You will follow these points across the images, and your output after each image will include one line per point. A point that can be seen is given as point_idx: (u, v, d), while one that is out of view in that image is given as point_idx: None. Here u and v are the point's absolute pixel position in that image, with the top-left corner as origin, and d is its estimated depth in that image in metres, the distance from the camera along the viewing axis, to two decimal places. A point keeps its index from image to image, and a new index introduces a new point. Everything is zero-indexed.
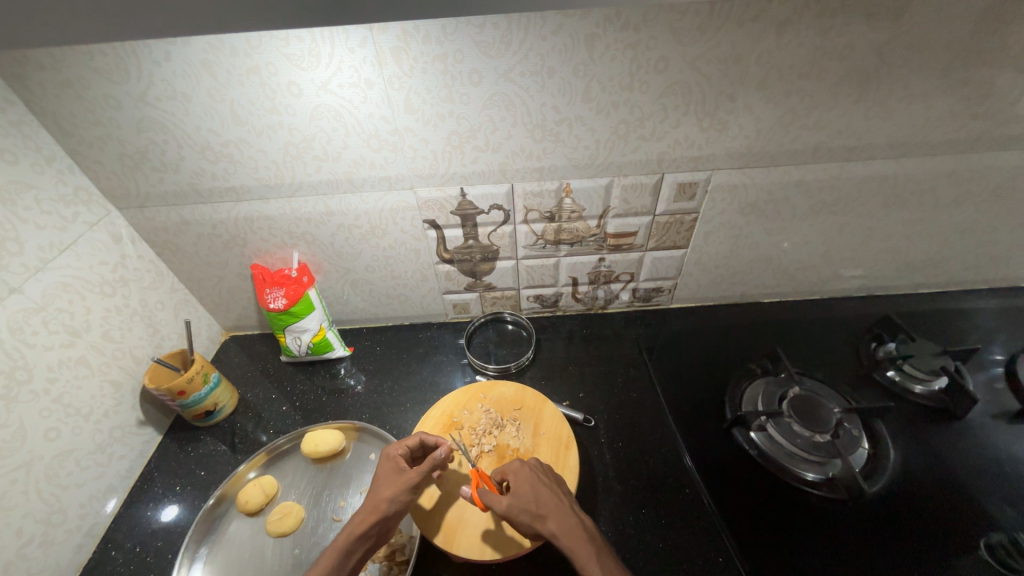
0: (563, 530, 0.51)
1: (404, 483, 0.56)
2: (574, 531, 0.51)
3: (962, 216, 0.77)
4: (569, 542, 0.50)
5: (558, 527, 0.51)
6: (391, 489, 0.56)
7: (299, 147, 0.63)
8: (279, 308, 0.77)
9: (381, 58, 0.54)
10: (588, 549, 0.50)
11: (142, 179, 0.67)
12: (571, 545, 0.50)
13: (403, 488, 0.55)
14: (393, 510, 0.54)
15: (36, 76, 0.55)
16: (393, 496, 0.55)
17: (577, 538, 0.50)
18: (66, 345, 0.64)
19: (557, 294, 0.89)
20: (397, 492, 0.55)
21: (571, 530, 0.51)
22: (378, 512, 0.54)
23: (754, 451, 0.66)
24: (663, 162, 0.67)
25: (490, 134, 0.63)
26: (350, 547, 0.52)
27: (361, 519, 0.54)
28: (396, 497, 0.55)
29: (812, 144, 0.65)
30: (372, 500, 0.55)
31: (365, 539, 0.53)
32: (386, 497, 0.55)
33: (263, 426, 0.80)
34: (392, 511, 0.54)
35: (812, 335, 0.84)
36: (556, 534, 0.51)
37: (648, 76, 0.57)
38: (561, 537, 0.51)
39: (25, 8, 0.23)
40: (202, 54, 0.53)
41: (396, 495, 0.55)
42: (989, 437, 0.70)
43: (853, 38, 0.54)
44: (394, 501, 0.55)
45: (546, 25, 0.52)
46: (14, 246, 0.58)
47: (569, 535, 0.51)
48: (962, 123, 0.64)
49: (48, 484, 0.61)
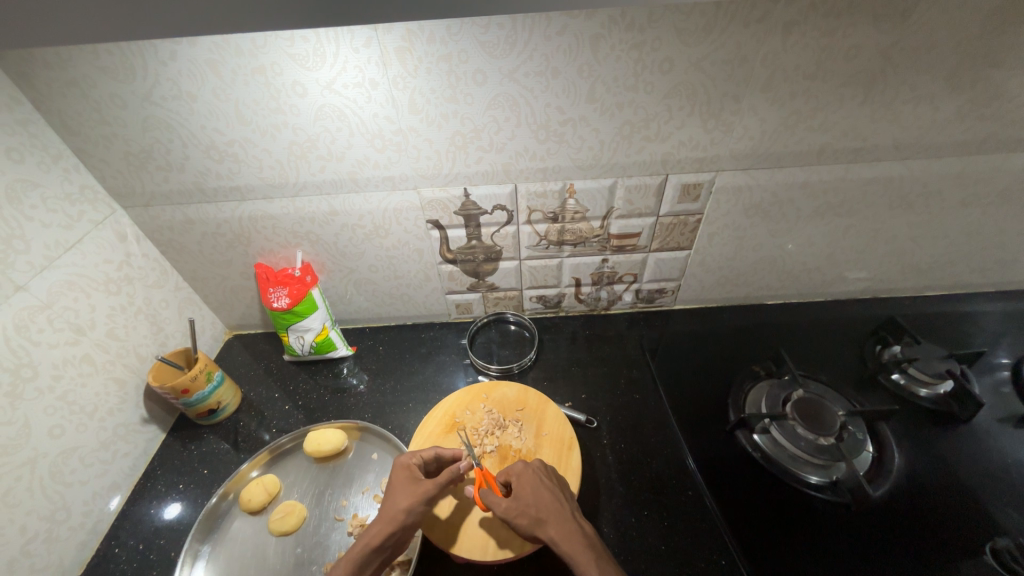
0: (561, 535, 0.51)
1: (421, 494, 0.56)
2: (572, 536, 0.51)
3: (969, 218, 0.76)
4: (566, 547, 0.50)
5: (555, 532, 0.51)
6: (407, 500, 0.55)
7: (303, 147, 0.63)
8: (282, 307, 0.78)
9: (386, 58, 0.54)
10: (585, 554, 0.49)
11: (147, 178, 0.67)
12: (568, 551, 0.50)
13: (420, 499, 0.55)
14: (410, 520, 0.54)
15: (42, 74, 0.56)
16: (409, 509, 0.55)
17: (576, 544, 0.50)
18: (71, 342, 0.64)
19: (559, 294, 0.88)
20: (414, 503, 0.55)
21: (569, 536, 0.51)
22: (395, 522, 0.54)
23: (757, 454, 0.66)
24: (667, 163, 0.67)
25: (494, 134, 0.62)
26: (363, 557, 0.52)
27: (376, 530, 0.54)
28: (413, 508, 0.55)
29: (818, 145, 0.65)
30: (388, 511, 0.55)
31: (380, 551, 0.53)
32: (403, 508, 0.55)
33: (266, 424, 0.80)
34: (409, 522, 0.54)
35: (817, 338, 0.84)
36: (554, 539, 0.51)
37: (653, 76, 0.57)
38: (558, 542, 0.50)
39: (38, 7, 0.23)
40: (207, 53, 0.53)
41: (413, 507, 0.55)
42: (996, 442, 0.69)
43: (859, 39, 0.53)
44: (411, 512, 0.55)
45: (551, 25, 0.52)
46: (20, 244, 0.58)
47: (567, 540, 0.50)
48: (970, 125, 0.63)
49: (52, 481, 0.62)
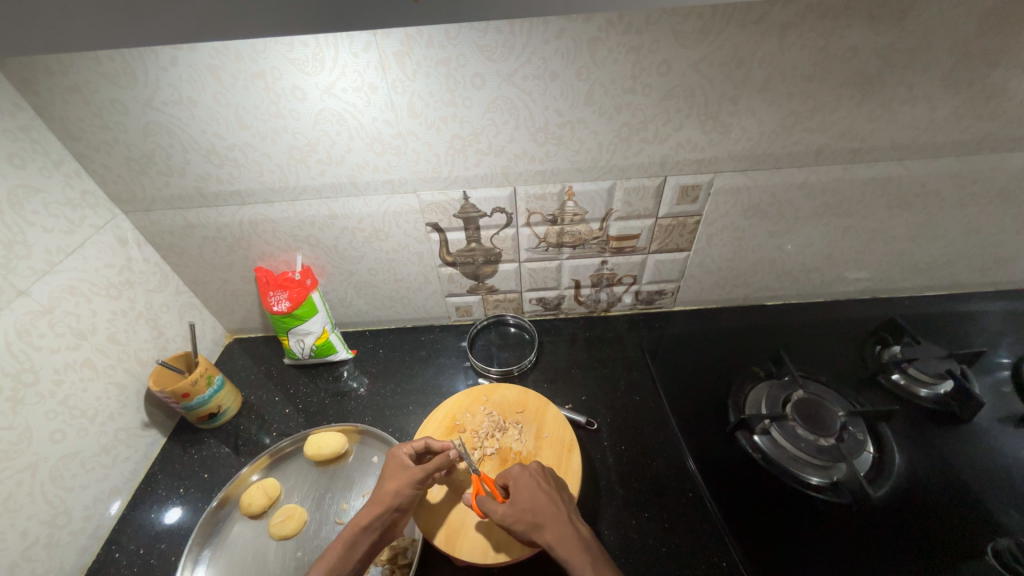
0: (558, 540, 0.51)
1: (410, 478, 0.58)
2: (569, 541, 0.50)
3: (967, 218, 0.76)
4: (563, 551, 0.50)
5: (553, 537, 0.51)
6: (395, 484, 0.58)
7: (303, 151, 0.63)
8: (282, 311, 0.78)
9: (385, 62, 0.54)
10: (581, 558, 0.49)
11: (148, 183, 0.68)
12: (566, 555, 0.49)
13: (409, 482, 0.57)
14: (397, 503, 0.56)
15: (44, 81, 0.56)
16: (398, 491, 0.57)
17: (572, 549, 0.50)
18: (72, 347, 0.64)
19: (559, 296, 0.88)
20: (402, 487, 0.57)
21: (566, 540, 0.51)
22: (384, 504, 0.56)
23: (757, 454, 0.66)
24: (666, 164, 0.67)
25: (493, 137, 0.63)
26: (355, 538, 0.53)
27: (367, 512, 0.55)
28: (401, 491, 0.57)
29: (815, 146, 0.65)
30: (378, 494, 0.57)
31: (371, 531, 0.54)
32: (391, 490, 0.57)
33: (266, 428, 0.80)
34: (397, 504, 0.56)
35: (816, 338, 0.84)
36: (551, 543, 0.51)
37: (650, 79, 0.57)
38: (555, 546, 0.50)
39: (35, 10, 0.23)
40: (208, 58, 0.53)
41: (402, 489, 0.57)
42: (996, 441, 0.69)
43: (855, 41, 0.54)
44: (399, 494, 0.57)
45: (549, 29, 0.52)
46: (22, 249, 0.58)
47: (564, 545, 0.50)
48: (967, 125, 0.64)
49: (53, 486, 0.62)
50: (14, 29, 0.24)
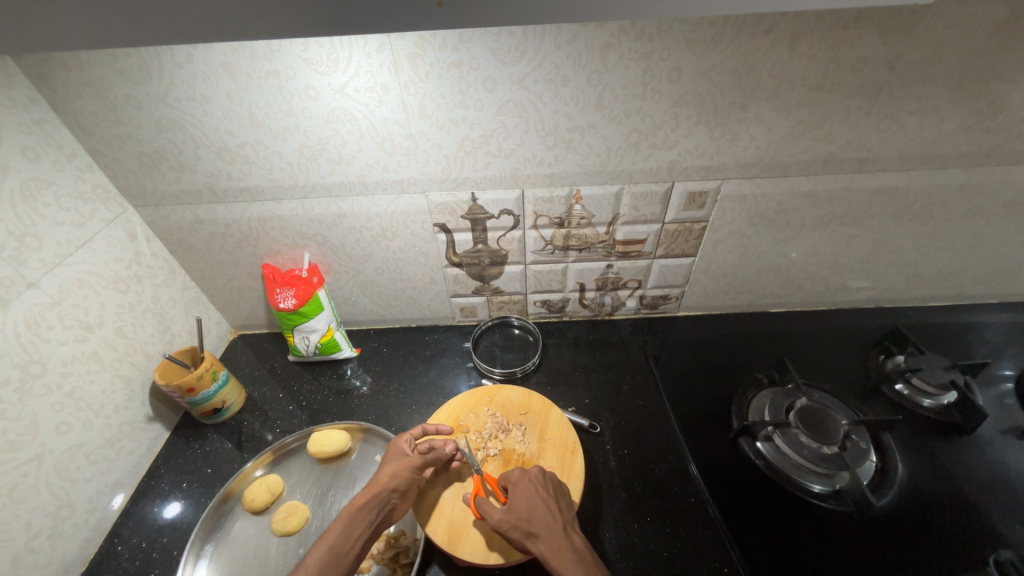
0: (551, 551, 0.50)
1: (409, 462, 0.61)
2: (561, 553, 0.50)
3: (973, 230, 0.77)
4: (555, 563, 0.49)
5: (546, 549, 0.51)
6: (393, 467, 0.60)
7: (314, 149, 0.64)
8: (289, 308, 0.79)
9: (398, 63, 0.54)
10: (574, 570, 0.48)
11: (160, 178, 0.68)
12: (558, 567, 0.49)
13: (406, 466, 0.60)
14: (394, 484, 0.58)
15: (60, 75, 0.57)
16: (395, 473, 0.59)
17: (564, 560, 0.49)
18: (79, 340, 0.65)
19: (564, 299, 0.89)
20: (400, 470, 0.60)
21: (560, 552, 0.50)
22: (381, 485, 0.58)
23: (761, 461, 0.66)
24: (674, 170, 0.67)
25: (503, 140, 0.63)
26: (354, 518, 0.55)
27: (364, 492, 0.57)
28: (398, 473, 0.59)
29: (823, 155, 0.65)
30: (376, 477, 0.59)
31: (367, 511, 0.55)
32: (389, 472, 0.59)
33: (269, 424, 0.81)
34: (393, 484, 0.58)
35: (820, 346, 0.84)
36: (544, 555, 0.50)
37: (660, 85, 0.57)
38: (549, 558, 0.50)
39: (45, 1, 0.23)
40: (223, 56, 0.54)
41: (399, 471, 0.60)
42: (998, 452, 0.69)
43: (866, 51, 0.54)
44: (396, 477, 0.59)
45: (561, 34, 0.53)
46: (33, 242, 0.59)
47: (557, 556, 0.50)
48: (975, 137, 0.64)
49: (57, 478, 0.62)
50: (21, 20, 0.24)
